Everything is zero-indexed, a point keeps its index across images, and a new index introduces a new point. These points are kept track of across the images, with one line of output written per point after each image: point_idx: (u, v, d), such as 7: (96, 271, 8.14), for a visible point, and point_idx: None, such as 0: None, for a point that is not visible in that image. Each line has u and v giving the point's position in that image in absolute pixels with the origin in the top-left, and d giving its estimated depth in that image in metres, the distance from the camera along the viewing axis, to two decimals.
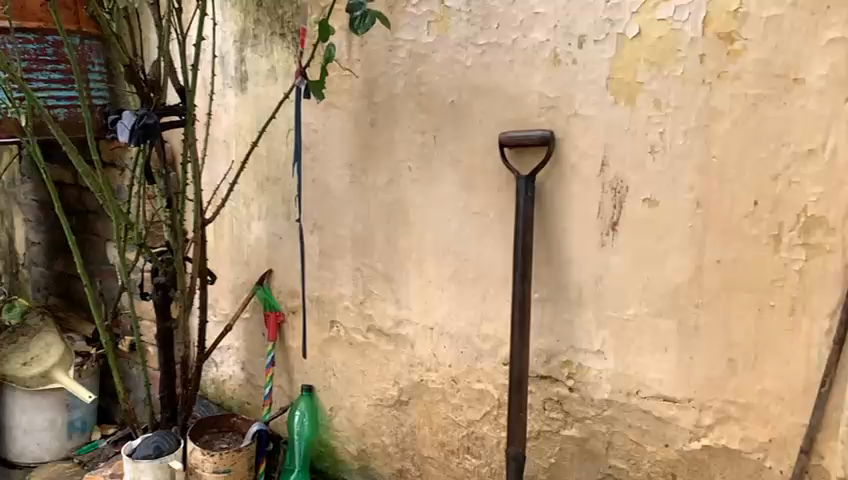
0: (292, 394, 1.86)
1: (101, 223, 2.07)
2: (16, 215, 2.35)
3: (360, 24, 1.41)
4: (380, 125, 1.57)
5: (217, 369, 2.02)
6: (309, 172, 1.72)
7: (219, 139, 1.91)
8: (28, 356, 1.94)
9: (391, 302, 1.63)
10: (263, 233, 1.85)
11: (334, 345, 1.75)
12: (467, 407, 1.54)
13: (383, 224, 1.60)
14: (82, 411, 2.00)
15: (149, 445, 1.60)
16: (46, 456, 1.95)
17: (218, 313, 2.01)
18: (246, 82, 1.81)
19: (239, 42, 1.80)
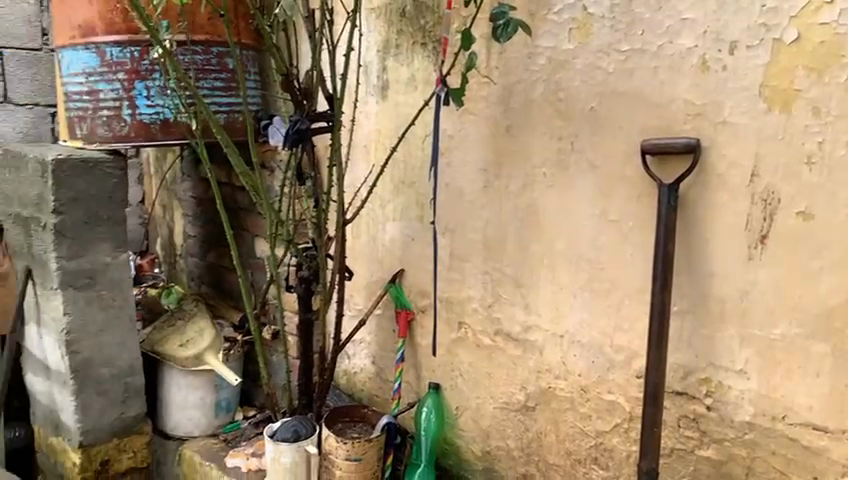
0: (420, 391, 1.91)
1: (251, 219, 2.24)
2: (178, 209, 2.61)
3: (501, 32, 1.43)
4: (516, 131, 1.58)
5: (349, 361, 2.12)
6: (444, 176, 1.76)
7: (360, 144, 2.01)
8: (184, 338, 2.13)
9: (520, 307, 1.63)
10: (397, 234, 1.92)
11: (462, 346, 1.78)
12: (596, 418, 1.52)
13: (516, 229, 1.61)
14: (228, 392, 2.17)
15: (288, 428, 1.72)
16: (196, 431, 2.12)
17: (351, 308, 2.10)
18: (387, 90, 1.89)
19: (382, 51, 1.88)
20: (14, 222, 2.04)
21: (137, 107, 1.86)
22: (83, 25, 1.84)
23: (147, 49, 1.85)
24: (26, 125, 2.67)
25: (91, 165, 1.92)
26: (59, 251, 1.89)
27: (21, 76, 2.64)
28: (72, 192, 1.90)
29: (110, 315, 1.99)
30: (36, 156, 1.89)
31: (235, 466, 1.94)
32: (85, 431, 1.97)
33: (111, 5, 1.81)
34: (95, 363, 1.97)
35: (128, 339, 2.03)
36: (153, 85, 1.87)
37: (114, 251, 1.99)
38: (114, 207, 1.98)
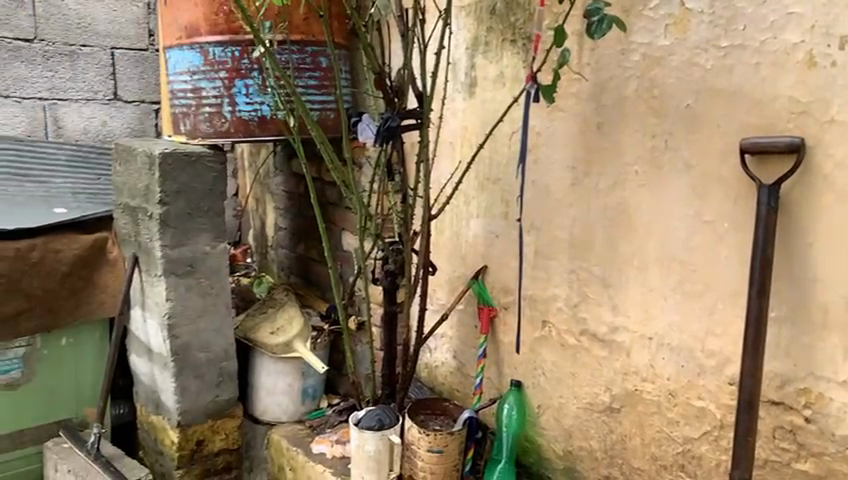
0: (501, 388, 1.92)
1: (340, 213, 2.31)
2: (270, 202, 2.73)
3: (596, 28, 1.41)
4: (607, 129, 1.56)
5: (430, 354, 2.15)
6: (531, 174, 1.76)
7: (446, 140, 2.02)
8: (275, 326, 2.23)
9: (607, 308, 1.61)
10: (481, 231, 1.93)
11: (545, 344, 1.78)
12: (685, 424, 1.48)
13: (605, 228, 1.59)
14: (314, 380, 2.25)
15: (372, 417, 1.76)
16: (284, 417, 2.22)
17: (434, 303, 2.13)
18: (474, 87, 1.90)
19: (471, 49, 1.90)
20: (124, 212, 2.18)
21: (236, 104, 1.96)
22: (188, 26, 1.95)
23: (247, 49, 1.94)
24: (133, 121, 2.85)
25: (194, 159, 2.03)
26: (163, 240, 2.02)
27: (130, 75, 2.81)
28: (176, 185, 2.01)
29: (208, 302, 2.11)
30: (145, 150, 2.01)
31: (320, 452, 2.01)
32: (183, 412, 2.08)
33: (214, 7, 1.90)
34: (193, 347, 2.09)
35: (223, 325, 2.14)
36: (252, 83, 1.95)
37: (213, 241, 2.11)
38: (214, 199, 2.09)
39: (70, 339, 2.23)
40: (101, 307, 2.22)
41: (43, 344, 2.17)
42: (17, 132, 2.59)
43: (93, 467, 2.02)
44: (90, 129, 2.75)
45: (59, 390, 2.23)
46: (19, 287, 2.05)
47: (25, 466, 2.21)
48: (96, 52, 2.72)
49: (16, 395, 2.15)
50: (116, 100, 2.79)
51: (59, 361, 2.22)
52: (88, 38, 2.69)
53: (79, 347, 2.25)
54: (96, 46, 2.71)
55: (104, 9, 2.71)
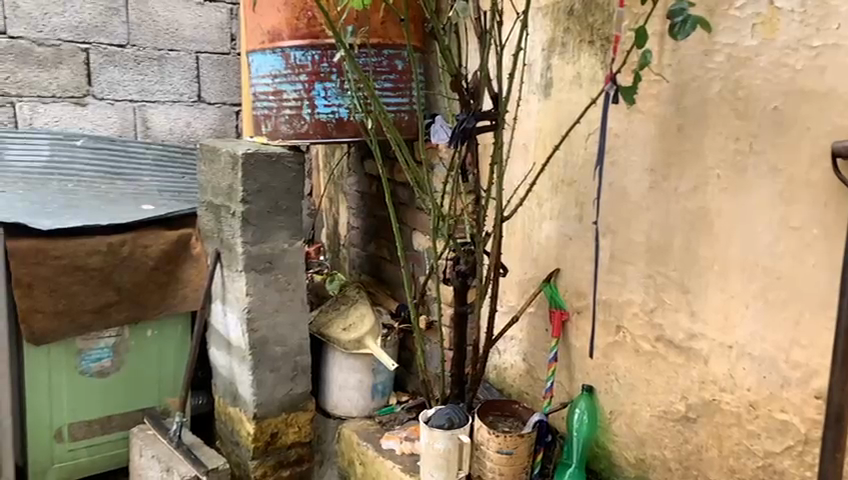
0: (572, 392, 1.91)
1: (410, 213, 2.35)
2: (343, 202, 2.79)
3: (679, 29, 1.37)
4: (688, 131, 1.52)
5: (499, 356, 2.16)
6: (607, 176, 1.73)
7: (520, 142, 2.02)
8: (347, 323, 2.28)
9: (685, 314, 1.57)
10: (554, 233, 1.92)
11: (618, 350, 1.75)
12: (766, 437, 1.43)
13: (684, 232, 1.56)
14: (383, 377, 2.31)
15: (442, 415, 1.79)
16: (354, 412, 2.29)
17: (504, 304, 2.13)
18: (550, 88, 1.89)
19: (548, 50, 1.89)
20: (207, 209, 2.28)
21: (315, 107, 2.02)
22: (270, 31, 2.02)
23: (326, 53, 1.99)
24: (215, 122, 2.97)
25: (274, 160, 2.10)
26: (244, 237, 2.09)
27: (212, 78, 2.93)
28: (258, 184, 2.09)
29: (285, 297, 2.18)
30: (228, 150, 2.09)
31: (390, 448, 2.04)
32: (259, 404, 2.15)
33: (296, 12, 1.96)
34: (270, 342, 2.16)
35: (298, 320, 2.21)
36: (331, 86, 2.01)
37: (291, 239, 2.18)
38: (292, 198, 2.16)
39: (155, 330, 2.34)
40: (184, 301, 2.32)
41: (131, 335, 2.29)
42: (109, 133, 2.74)
43: (175, 454, 2.12)
44: (175, 129, 2.88)
45: (145, 379, 2.35)
46: (110, 280, 2.18)
47: (113, 451, 2.34)
48: (182, 56, 2.84)
49: (107, 382, 2.27)
50: (200, 102, 2.92)
51: (144, 351, 2.33)
52: (175, 43, 2.82)
53: (163, 338, 2.36)
54: (182, 51, 2.84)
55: (190, 15, 2.83)
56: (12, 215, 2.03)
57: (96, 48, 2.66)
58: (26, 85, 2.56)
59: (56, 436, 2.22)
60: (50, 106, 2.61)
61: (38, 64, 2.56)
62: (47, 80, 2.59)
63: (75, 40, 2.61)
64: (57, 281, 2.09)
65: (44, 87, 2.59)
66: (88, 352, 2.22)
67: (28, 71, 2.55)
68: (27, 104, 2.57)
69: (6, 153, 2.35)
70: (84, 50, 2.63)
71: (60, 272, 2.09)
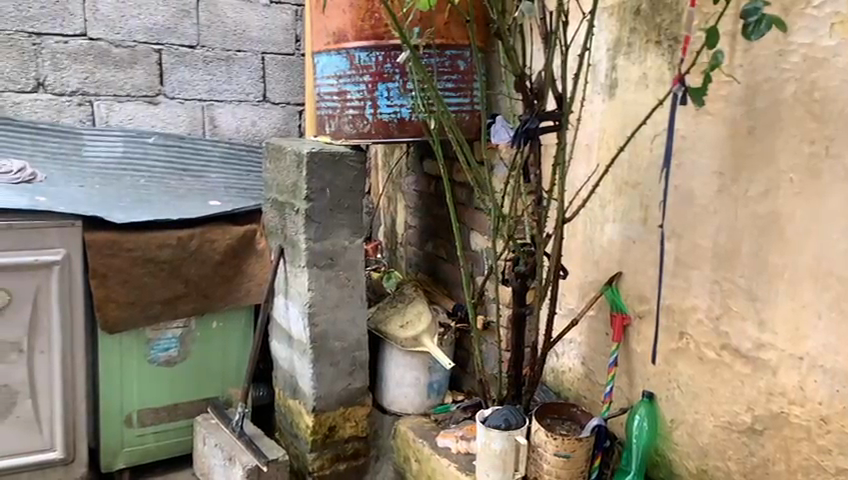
0: (632, 398, 1.88)
1: (469, 212, 2.36)
2: (401, 201, 2.82)
3: (753, 29, 1.33)
4: (760, 134, 1.48)
5: (557, 359, 2.14)
6: (673, 179, 1.70)
7: (583, 143, 2.00)
8: (404, 320, 2.31)
9: (752, 323, 1.53)
10: (616, 236, 1.89)
11: (682, 357, 1.72)
12: (838, 453, 1.37)
13: (754, 237, 1.51)
14: (439, 375, 2.33)
15: (500, 416, 1.79)
16: (410, 409, 2.32)
17: (563, 307, 2.12)
18: (615, 88, 1.87)
19: (613, 50, 1.87)
20: (271, 206, 2.34)
21: (378, 107, 2.04)
22: (335, 33, 2.05)
23: (390, 54, 2.01)
24: (280, 121, 3.04)
25: (337, 159, 2.14)
26: (307, 234, 2.14)
27: (278, 78, 3.00)
28: (321, 183, 2.13)
29: (345, 293, 2.22)
30: (294, 149, 2.14)
31: (445, 446, 2.05)
32: (318, 398, 2.20)
33: (361, 14, 2.00)
34: (330, 336, 2.20)
35: (357, 316, 2.25)
36: (394, 87, 2.03)
37: (351, 236, 2.22)
38: (354, 197, 2.20)
39: (220, 323, 2.41)
40: (248, 294, 2.40)
41: (197, 326, 2.37)
42: (179, 131, 2.84)
43: (237, 443, 2.19)
44: (241, 128, 2.96)
45: (209, 369, 2.43)
46: (179, 273, 2.27)
47: (178, 437, 2.42)
48: (248, 57, 2.92)
49: (174, 371, 2.36)
50: (265, 102, 2.99)
51: (209, 342, 2.40)
52: (242, 44, 2.90)
53: (227, 331, 2.43)
54: (249, 52, 2.92)
55: (257, 17, 2.91)
56: (90, 208, 2.14)
57: (168, 49, 2.76)
58: (103, 84, 2.68)
59: (127, 421, 2.32)
60: (125, 105, 2.72)
61: (115, 65, 2.68)
62: (123, 80, 2.71)
63: (149, 41, 2.72)
64: (130, 272, 2.19)
65: (119, 86, 2.70)
66: (157, 341, 2.31)
67: (105, 71, 2.67)
68: (103, 103, 2.69)
69: (85, 149, 2.48)
70: (157, 51, 2.74)
71: (133, 264, 2.19)
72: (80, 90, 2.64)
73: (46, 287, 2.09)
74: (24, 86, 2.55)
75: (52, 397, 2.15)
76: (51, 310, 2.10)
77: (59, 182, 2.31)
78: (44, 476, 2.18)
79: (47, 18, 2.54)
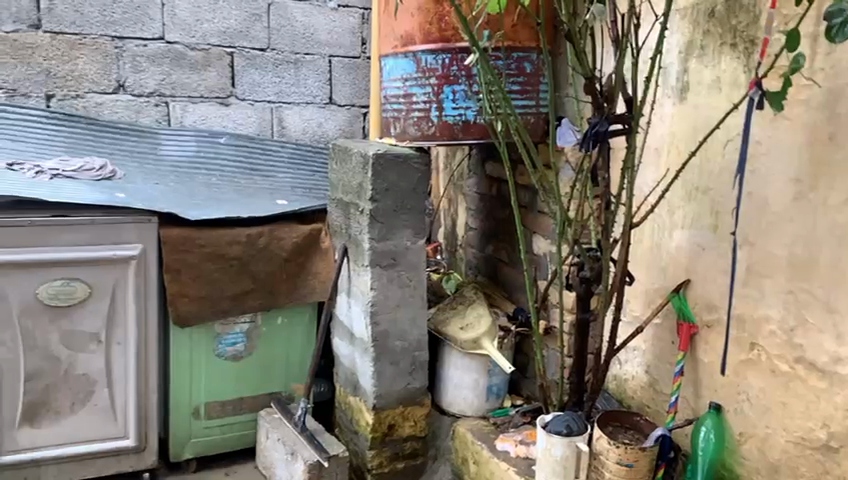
0: (698, 409, 1.83)
1: (532, 216, 2.35)
2: (462, 203, 2.83)
3: (838, 31, 1.28)
4: (842, 140, 1.42)
5: (620, 366, 2.11)
6: (746, 185, 1.65)
7: (652, 147, 1.97)
8: (464, 322, 2.32)
9: (830, 336, 1.47)
10: (685, 242, 1.85)
11: (752, 368, 1.66)
12: None
13: (833, 247, 1.45)
14: (498, 379, 2.33)
15: (559, 422, 1.79)
16: (468, 410, 2.33)
17: (627, 314, 2.09)
18: (686, 92, 1.83)
19: (685, 53, 1.83)
20: (337, 206, 2.39)
21: (443, 109, 2.06)
22: (404, 36, 2.08)
23: (456, 57, 2.03)
24: (345, 123, 3.09)
25: (402, 160, 2.16)
26: (371, 233, 2.17)
27: (343, 81, 3.06)
28: (386, 184, 2.16)
29: (406, 293, 2.25)
30: (360, 151, 2.18)
31: (504, 450, 2.05)
32: (378, 396, 2.23)
33: (429, 17, 2.01)
34: (391, 336, 2.23)
35: (418, 316, 2.27)
36: (460, 89, 2.04)
37: (414, 237, 2.24)
38: (417, 198, 2.22)
39: (284, 318, 2.47)
40: (312, 292, 2.45)
41: (264, 322, 2.44)
42: (248, 131, 2.92)
43: (299, 438, 2.24)
44: (308, 129, 3.03)
45: (273, 365, 2.49)
46: (247, 269, 2.34)
47: (242, 431, 2.49)
48: (316, 60, 2.99)
49: (240, 365, 2.43)
50: (331, 104, 3.05)
51: (274, 337, 2.47)
52: (310, 47, 2.97)
53: (291, 327, 2.49)
54: (317, 55, 2.99)
55: (325, 20, 2.98)
56: (165, 205, 2.23)
57: (240, 51, 2.85)
58: (179, 86, 2.78)
59: (194, 413, 2.41)
60: (198, 106, 2.82)
61: (190, 67, 2.78)
62: (197, 81, 2.80)
63: (222, 44, 2.81)
64: (201, 268, 2.27)
65: (193, 88, 2.80)
66: (225, 336, 2.38)
67: (181, 73, 2.77)
68: (178, 104, 2.79)
69: (160, 148, 2.58)
70: (229, 53, 2.83)
71: (204, 260, 2.27)
72: (157, 92, 2.74)
73: (123, 280, 2.18)
74: (105, 88, 2.67)
75: (126, 386, 2.25)
76: (128, 303, 2.20)
77: (136, 179, 2.42)
78: (117, 462, 2.28)
79: (128, 23, 2.65)
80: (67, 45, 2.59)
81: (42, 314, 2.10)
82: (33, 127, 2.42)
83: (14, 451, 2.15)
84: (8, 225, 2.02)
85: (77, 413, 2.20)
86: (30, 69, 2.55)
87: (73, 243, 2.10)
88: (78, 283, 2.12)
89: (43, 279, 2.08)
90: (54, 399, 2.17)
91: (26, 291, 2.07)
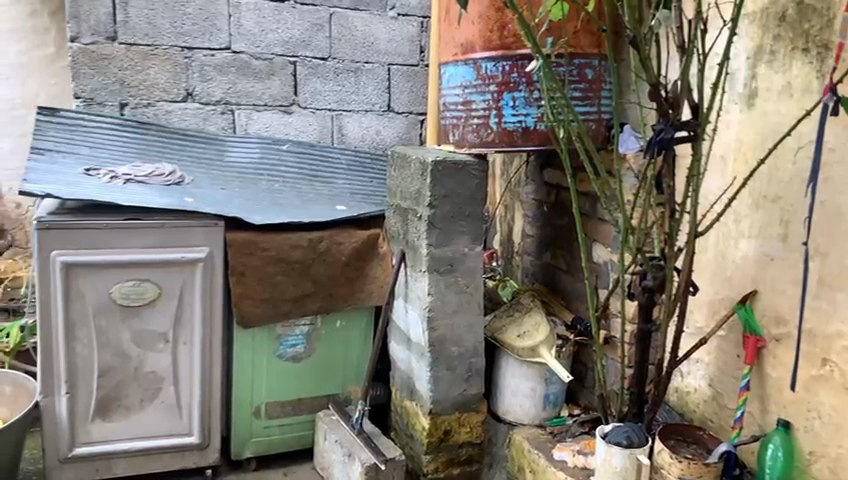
0: (765, 425, 1.78)
1: (592, 223, 2.33)
2: (519, 210, 2.82)
3: None
4: None
5: (682, 379, 2.06)
6: (818, 194, 1.60)
7: (717, 154, 1.93)
8: (521, 330, 2.30)
9: None
10: (752, 252, 1.80)
11: (823, 385, 1.60)
12: None
13: None
14: (556, 387, 2.31)
15: (620, 433, 1.76)
16: (525, 419, 2.31)
17: (690, 325, 2.05)
18: (754, 98, 1.79)
19: (753, 58, 1.78)
20: (395, 212, 2.42)
21: (503, 116, 2.06)
22: (464, 44, 2.10)
23: (517, 64, 2.02)
24: (402, 130, 3.13)
25: (460, 167, 2.18)
26: (429, 239, 2.19)
27: (402, 88, 3.11)
28: (444, 190, 2.17)
29: (463, 299, 2.25)
30: (419, 157, 2.20)
31: (561, 459, 2.03)
32: (434, 401, 2.24)
33: (490, 25, 2.02)
34: (448, 342, 2.24)
35: (475, 322, 2.27)
36: (520, 96, 2.04)
37: (471, 244, 2.25)
38: (475, 205, 2.23)
39: (343, 321, 2.51)
40: (370, 296, 2.49)
41: (322, 324, 2.48)
42: (309, 138, 2.99)
43: (356, 440, 2.27)
44: (366, 137, 3.08)
45: (332, 367, 2.53)
46: (308, 272, 2.40)
47: (301, 431, 2.54)
48: (375, 68, 3.04)
49: (300, 367, 2.48)
50: (389, 111, 3.10)
51: (333, 340, 2.51)
52: (370, 56, 3.02)
53: (348, 330, 2.53)
54: (376, 63, 3.04)
55: (385, 29, 3.03)
56: (231, 209, 2.30)
57: (302, 61, 2.92)
58: (244, 95, 2.86)
59: (255, 413, 2.47)
60: (262, 113, 2.90)
61: (254, 76, 2.86)
62: (261, 90, 2.88)
63: (286, 53, 2.89)
64: (264, 270, 2.33)
65: (258, 97, 2.88)
66: (286, 337, 2.44)
67: (246, 82, 2.85)
68: (243, 111, 2.87)
69: (227, 155, 2.67)
70: (293, 62, 2.90)
71: (267, 263, 2.33)
72: (223, 100, 2.83)
73: (191, 282, 2.26)
74: (175, 96, 2.77)
75: (192, 384, 2.33)
76: (195, 304, 2.27)
77: (204, 184, 2.50)
78: (182, 458, 2.37)
79: (197, 34, 2.75)
80: (140, 55, 2.69)
81: (115, 313, 2.20)
82: (108, 134, 2.53)
83: (87, 444, 2.25)
84: (86, 228, 2.12)
85: (145, 410, 2.29)
86: (106, 79, 2.67)
87: (144, 245, 2.19)
88: (148, 283, 2.21)
89: (116, 279, 2.18)
90: (124, 395, 2.26)
91: (101, 290, 2.17)
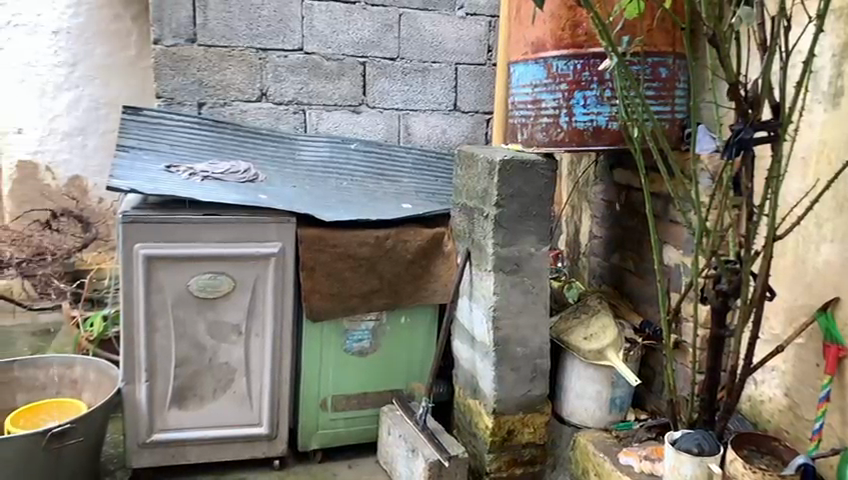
0: (846, 439, 1.70)
1: (663, 224, 2.29)
2: (586, 210, 2.79)
3: None
4: None
5: (756, 387, 2.00)
6: None
7: (799, 155, 1.86)
8: (588, 332, 2.28)
9: None
10: (835, 257, 1.73)
11: None
12: None
13: None
14: (623, 391, 2.28)
15: (690, 440, 1.72)
16: (589, 421, 2.30)
17: (766, 332, 1.98)
18: (840, 97, 1.71)
19: (839, 56, 1.71)
20: (462, 211, 2.44)
21: (574, 115, 2.04)
22: (535, 43, 2.09)
23: (589, 63, 2.00)
24: (468, 129, 3.14)
25: (529, 167, 2.17)
26: (496, 239, 2.19)
27: (468, 88, 3.12)
28: (512, 189, 2.17)
29: (529, 299, 2.25)
30: (487, 157, 2.20)
31: (627, 464, 2.00)
32: (498, 400, 2.23)
33: (561, 23, 2.01)
34: (513, 341, 2.23)
35: (541, 323, 2.26)
36: (591, 95, 2.02)
37: (537, 244, 2.24)
38: (542, 204, 2.21)
39: (407, 318, 2.55)
40: (434, 294, 2.52)
41: (388, 320, 2.53)
42: (376, 137, 3.04)
43: (420, 435, 2.30)
44: (432, 136, 3.10)
45: (396, 363, 2.57)
46: (374, 269, 2.44)
47: (367, 425, 2.59)
48: (443, 68, 3.06)
49: (365, 362, 2.53)
50: (456, 110, 3.11)
51: (398, 336, 2.55)
52: (438, 55, 3.05)
53: (413, 326, 2.56)
54: (444, 62, 3.06)
55: (453, 29, 3.04)
56: (303, 207, 2.36)
57: (372, 61, 2.97)
58: (315, 95, 2.93)
59: (322, 406, 2.52)
60: (332, 113, 2.97)
61: (326, 76, 2.93)
62: (331, 90, 2.94)
63: (356, 54, 2.95)
64: (333, 266, 2.39)
65: (328, 97, 2.94)
66: (352, 332, 2.49)
67: (318, 82, 2.92)
68: (314, 111, 2.94)
69: (298, 154, 2.75)
70: (362, 63, 2.96)
71: (336, 259, 2.39)
72: (295, 100, 2.91)
73: (263, 276, 2.33)
74: (250, 96, 2.86)
75: (262, 375, 2.40)
76: (267, 298, 2.35)
77: (276, 181, 2.58)
78: (252, 447, 2.45)
79: (272, 35, 2.83)
80: (218, 56, 2.79)
81: (191, 305, 2.29)
82: (187, 132, 2.64)
83: (164, 430, 2.36)
84: (167, 223, 2.21)
85: (217, 399, 2.38)
86: (185, 80, 2.78)
87: (219, 240, 2.27)
88: (223, 277, 2.30)
89: (194, 273, 2.27)
90: (199, 384, 2.35)
91: (179, 283, 2.26)
